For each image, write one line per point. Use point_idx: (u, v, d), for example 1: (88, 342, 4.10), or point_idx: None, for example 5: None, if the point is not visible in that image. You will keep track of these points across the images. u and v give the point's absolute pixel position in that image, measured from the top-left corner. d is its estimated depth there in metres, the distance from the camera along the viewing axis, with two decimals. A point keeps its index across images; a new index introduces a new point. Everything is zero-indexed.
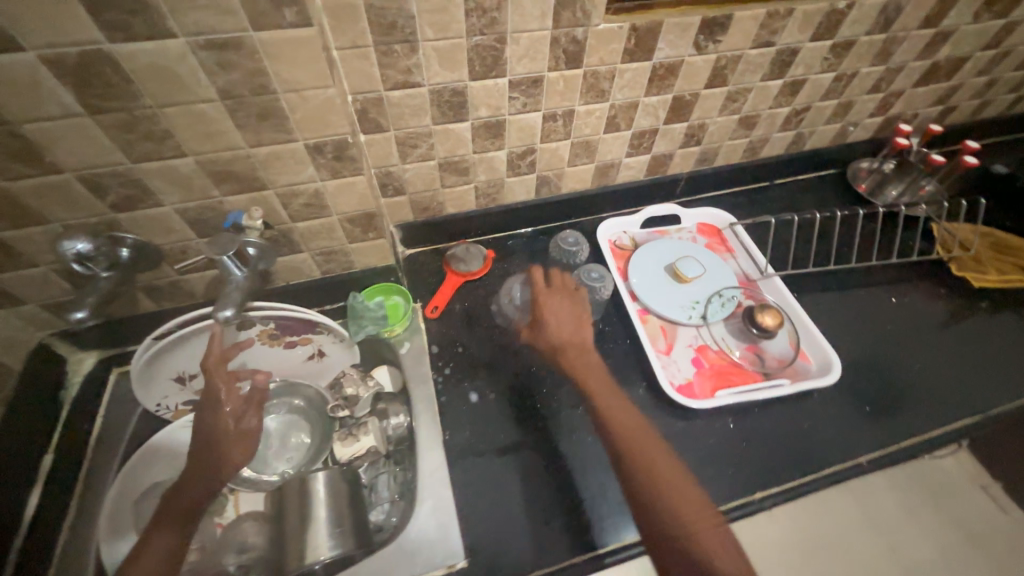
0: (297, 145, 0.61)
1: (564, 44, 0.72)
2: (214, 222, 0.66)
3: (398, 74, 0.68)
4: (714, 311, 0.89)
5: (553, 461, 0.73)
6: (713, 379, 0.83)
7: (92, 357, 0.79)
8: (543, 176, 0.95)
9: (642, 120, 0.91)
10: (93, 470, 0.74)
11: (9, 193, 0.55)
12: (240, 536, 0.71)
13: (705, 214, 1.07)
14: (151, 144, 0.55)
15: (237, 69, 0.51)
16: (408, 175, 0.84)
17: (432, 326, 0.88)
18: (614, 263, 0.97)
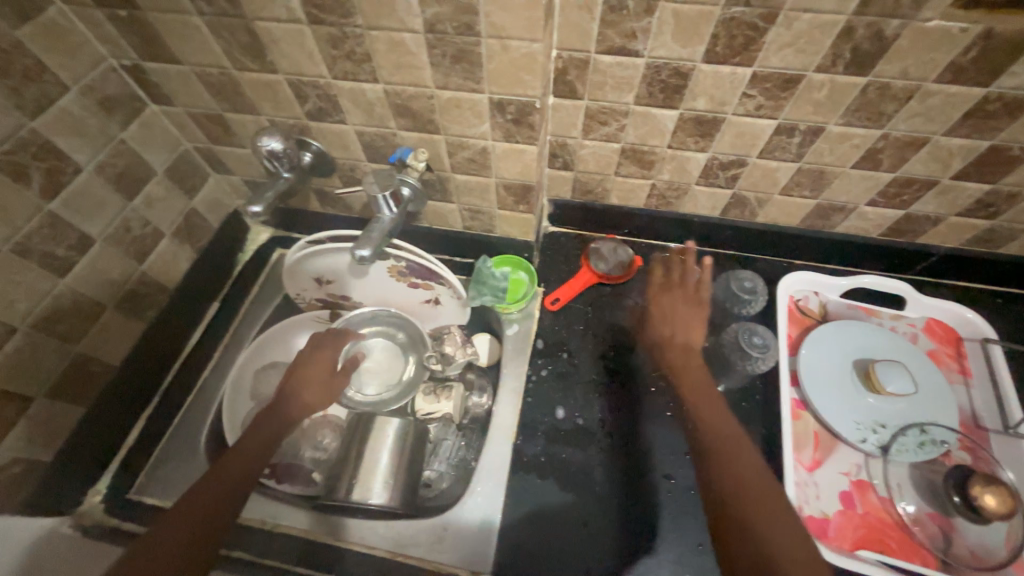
0: (482, 98, 0.54)
1: (859, 39, 0.51)
2: (384, 151, 0.66)
3: (618, 37, 0.56)
4: (904, 447, 0.65)
5: (618, 523, 0.63)
6: (861, 532, 0.62)
7: (267, 233, 0.90)
8: (740, 195, 0.76)
9: (919, 165, 0.64)
10: (237, 333, 0.83)
11: (237, 81, 0.60)
12: (319, 434, 0.78)
13: (947, 310, 0.77)
14: (351, 64, 0.54)
15: (449, 2, 0.45)
16: (583, 152, 0.74)
17: (546, 318, 0.81)
18: (784, 329, 0.77)
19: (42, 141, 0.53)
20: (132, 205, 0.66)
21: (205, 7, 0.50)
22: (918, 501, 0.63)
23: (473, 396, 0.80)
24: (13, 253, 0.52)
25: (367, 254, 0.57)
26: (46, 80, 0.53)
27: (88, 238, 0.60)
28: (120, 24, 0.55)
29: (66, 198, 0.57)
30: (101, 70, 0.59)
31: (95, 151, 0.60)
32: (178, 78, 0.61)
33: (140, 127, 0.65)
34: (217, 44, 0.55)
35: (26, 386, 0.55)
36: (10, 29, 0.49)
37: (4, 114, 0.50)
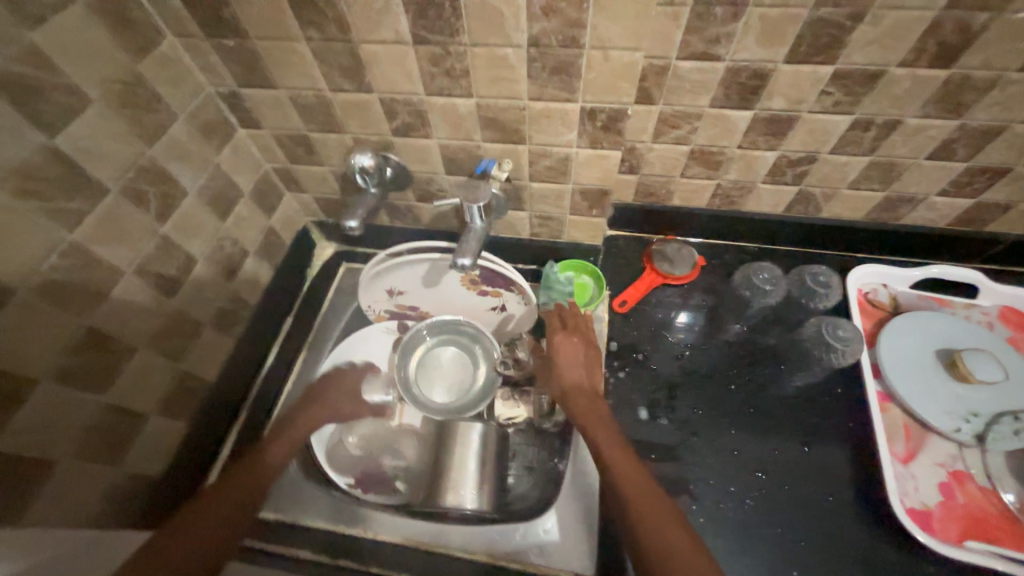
0: (574, 107, 0.56)
1: (947, 32, 0.52)
2: (464, 164, 0.68)
3: (701, 43, 0.58)
4: (998, 435, 0.65)
5: (716, 521, 0.64)
6: (964, 523, 0.62)
7: (331, 248, 0.92)
8: (807, 191, 0.77)
9: (995, 154, 0.65)
10: (313, 348, 0.84)
11: (329, 102, 0.62)
12: (398, 442, 0.79)
13: (1023, 298, 0.76)
14: (448, 80, 0.56)
15: (558, 17, 0.47)
16: (651, 155, 0.75)
17: (615, 320, 0.82)
18: (859, 323, 0.77)
19: (158, 168, 0.56)
20: (224, 226, 0.68)
21: (314, 34, 0.53)
22: (1018, 488, 0.63)
23: (548, 397, 0.77)
24: (134, 274, 0.55)
25: (469, 263, 0.60)
26: (160, 109, 0.56)
27: (191, 258, 0.63)
28: (224, 54, 0.58)
29: (175, 222, 0.60)
30: (201, 97, 0.62)
31: (196, 175, 0.62)
32: (269, 101, 0.63)
33: (230, 151, 0.68)
34: (318, 68, 0.57)
35: (143, 402, 0.58)
36: (133, 62, 0.52)
37: (129, 143, 0.53)
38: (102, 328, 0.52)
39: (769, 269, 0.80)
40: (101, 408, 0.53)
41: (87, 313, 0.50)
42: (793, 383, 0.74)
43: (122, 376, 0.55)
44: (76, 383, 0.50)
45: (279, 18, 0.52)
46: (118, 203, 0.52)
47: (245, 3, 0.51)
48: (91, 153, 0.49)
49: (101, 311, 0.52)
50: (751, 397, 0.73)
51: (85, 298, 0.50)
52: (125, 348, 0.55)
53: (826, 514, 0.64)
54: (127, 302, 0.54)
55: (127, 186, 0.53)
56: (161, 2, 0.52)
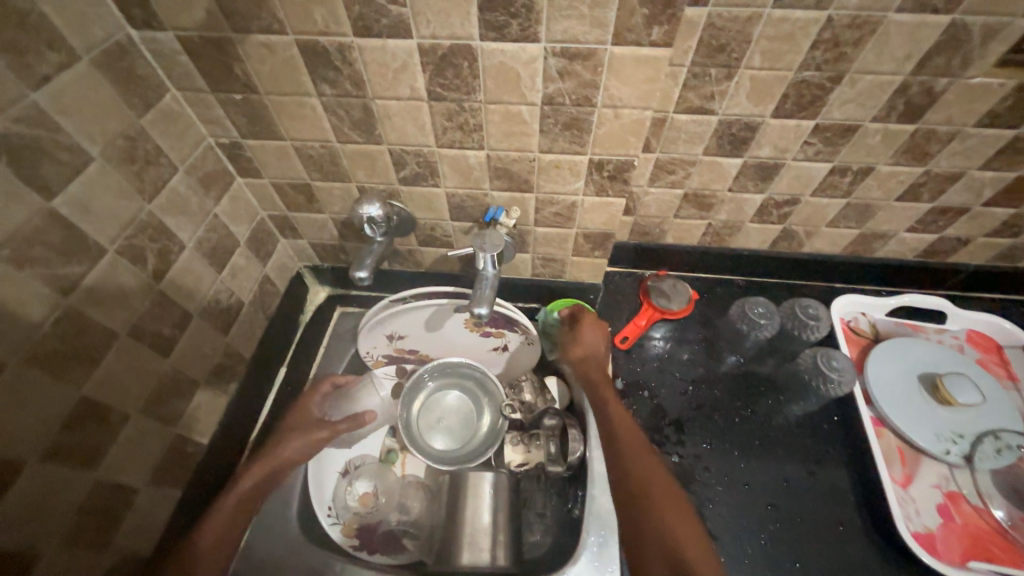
0: (583, 158, 0.58)
1: (912, 94, 0.58)
2: (471, 210, 0.68)
3: (697, 99, 0.62)
4: (985, 454, 0.69)
5: (737, 559, 0.65)
6: (967, 543, 0.65)
7: (325, 292, 0.90)
8: (791, 230, 0.82)
9: (955, 195, 0.72)
10: None
11: (336, 152, 0.61)
12: (404, 497, 0.76)
13: (986, 322, 0.83)
14: (461, 134, 0.57)
15: (573, 79, 0.49)
16: (647, 198, 0.78)
17: (618, 357, 0.83)
18: (847, 351, 0.81)
19: (157, 223, 0.54)
20: (220, 278, 0.66)
21: (328, 89, 0.53)
22: (1007, 505, 0.67)
23: (557, 441, 0.74)
24: (130, 336, 0.52)
25: (486, 312, 0.60)
26: (161, 163, 0.55)
27: (187, 314, 0.60)
28: (230, 106, 0.57)
29: (172, 277, 0.57)
30: (201, 148, 0.60)
31: (195, 228, 0.60)
32: (274, 152, 0.62)
33: (229, 200, 0.66)
34: (328, 121, 0.57)
35: (134, 473, 0.54)
36: (136, 117, 0.51)
37: (129, 199, 0.51)
38: (96, 398, 0.49)
39: (765, 303, 0.82)
40: (92, 485, 0.49)
41: (80, 383, 0.47)
42: (792, 412, 0.77)
43: (115, 445, 0.52)
44: (68, 460, 0.47)
45: (292, 74, 0.52)
46: (116, 263, 0.50)
47: (257, 60, 0.51)
48: (90, 212, 0.47)
49: (94, 379, 0.49)
50: (756, 429, 0.75)
51: (80, 368, 0.47)
52: (119, 418, 0.52)
53: (839, 544, 0.66)
54: (121, 366, 0.51)
55: (126, 244, 0.51)
56: (167, 57, 0.52)
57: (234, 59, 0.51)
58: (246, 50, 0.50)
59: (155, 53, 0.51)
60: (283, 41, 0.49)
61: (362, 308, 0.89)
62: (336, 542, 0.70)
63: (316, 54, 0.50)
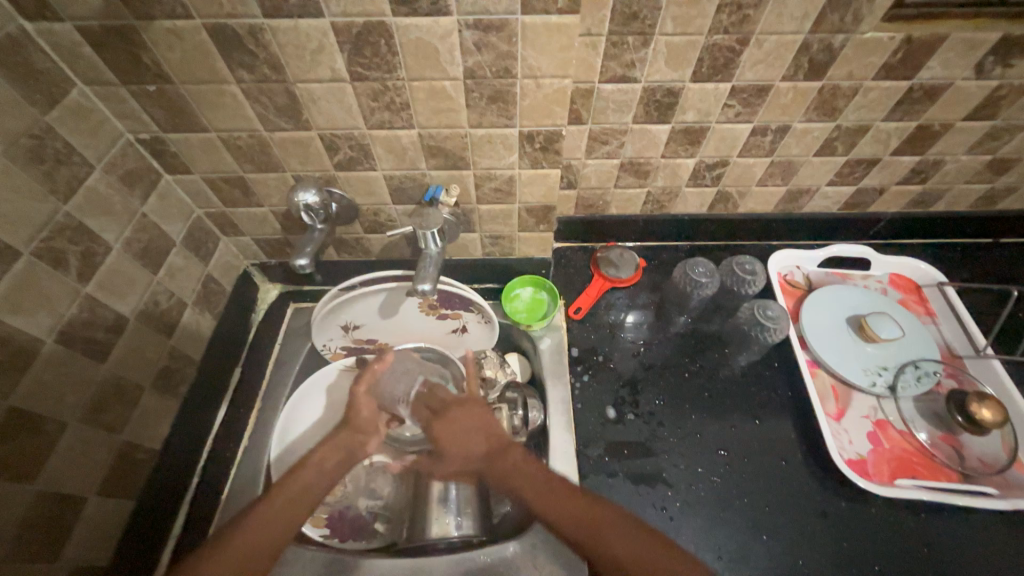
0: (513, 131, 0.59)
1: (814, 52, 0.62)
2: (411, 192, 0.69)
3: (619, 67, 0.64)
4: (905, 383, 0.75)
5: (694, 499, 0.69)
6: (894, 464, 0.71)
7: (276, 289, 0.89)
8: (724, 191, 0.86)
9: (866, 146, 0.77)
10: (268, 397, 0.79)
11: (265, 141, 0.61)
12: (373, 482, 0.76)
13: (906, 265, 0.89)
14: (389, 113, 0.57)
15: (490, 51, 0.51)
16: (586, 171, 0.80)
17: (573, 327, 0.85)
18: (783, 303, 0.86)
19: (76, 224, 0.53)
20: (157, 278, 0.64)
21: (245, 75, 0.53)
22: (927, 426, 0.73)
23: (518, 412, 0.75)
24: (58, 342, 0.51)
25: (430, 288, 0.62)
26: (75, 162, 0.53)
27: (122, 316, 0.59)
28: (145, 99, 0.55)
29: (100, 279, 0.56)
30: (120, 145, 0.58)
31: (121, 228, 0.59)
32: (200, 145, 0.61)
33: (157, 199, 0.64)
34: (252, 108, 0.56)
35: (79, 482, 0.53)
36: (40, 114, 0.49)
37: (41, 201, 0.49)
38: (27, 408, 0.48)
39: (705, 263, 0.86)
40: (33, 496, 0.48)
41: (6, 392, 0.46)
42: (737, 362, 0.82)
43: (54, 454, 0.51)
44: (1, 474, 0.45)
45: (205, 62, 0.51)
46: (34, 266, 0.49)
47: (166, 48, 0.50)
48: None
49: (21, 389, 0.47)
50: (704, 382, 0.80)
51: (4, 377, 0.46)
52: (55, 426, 0.51)
53: (782, 478, 0.71)
54: (51, 373, 0.50)
55: (42, 247, 0.49)
56: (68, 50, 0.50)
57: (141, 48, 0.50)
58: (152, 38, 0.49)
59: (54, 46, 0.49)
60: (191, 27, 0.48)
61: (315, 302, 0.88)
62: (304, 534, 0.68)
63: (228, 39, 0.49)
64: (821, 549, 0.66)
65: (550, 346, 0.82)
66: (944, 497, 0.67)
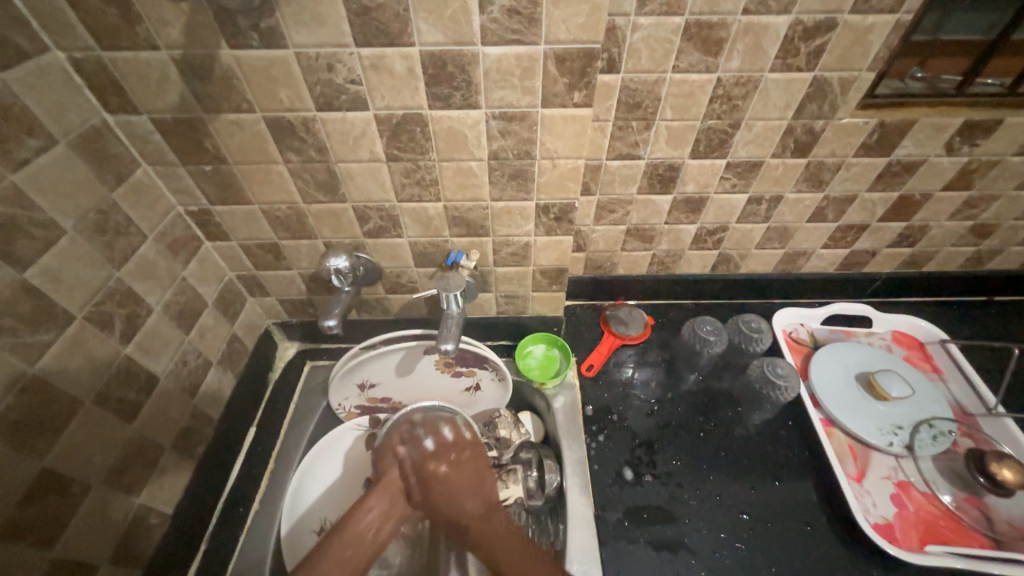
0: (531, 204, 0.65)
1: (798, 134, 0.70)
2: (433, 257, 0.73)
3: (625, 147, 0.71)
4: (923, 442, 0.74)
5: (720, 570, 0.66)
6: (921, 529, 0.69)
7: (294, 348, 0.91)
8: (725, 254, 0.91)
9: (854, 214, 0.83)
10: (280, 460, 0.79)
11: (303, 212, 0.66)
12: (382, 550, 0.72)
13: (907, 323, 0.92)
14: (419, 188, 0.63)
15: (513, 136, 0.57)
16: (595, 236, 0.86)
17: (585, 385, 0.86)
18: (791, 360, 0.88)
19: (126, 288, 0.56)
20: (188, 339, 0.67)
21: (293, 157, 0.59)
22: (951, 488, 0.72)
23: (534, 474, 0.76)
24: (94, 403, 0.53)
25: (452, 347, 0.64)
26: (131, 233, 0.58)
27: (154, 376, 0.61)
28: (200, 177, 0.61)
29: (139, 341, 0.59)
30: (171, 216, 0.63)
31: (163, 291, 0.62)
32: (242, 216, 0.66)
33: (197, 264, 0.68)
34: (294, 184, 0.62)
35: (94, 550, 0.52)
36: (108, 191, 0.55)
37: (98, 268, 0.53)
38: (58, 469, 0.48)
39: (711, 321, 0.89)
40: (49, 564, 0.47)
41: (42, 452, 0.47)
42: (752, 421, 0.82)
43: (76, 518, 0.50)
44: (24, 539, 0.45)
45: (260, 146, 0.58)
46: (83, 329, 0.51)
47: (227, 135, 0.56)
48: (60, 282, 0.49)
49: (56, 450, 0.48)
50: (721, 441, 0.79)
51: (44, 439, 0.47)
52: (80, 488, 0.51)
53: (808, 544, 0.69)
54: (85, 434, 0.51)
55: (93, 311, 0.53)
56: (140, 137, 0.56)
57: (205, 135, 0.56)
58: (216, 128, 0.56)
59: (129, 134, 0.56)
60: (252, 119, 0.55)
61: (332, 360, 0.90)
62: None
63: (282, 128, 0.56)
64: None
65: (565, 404, 0.83)
66: (979, 565, 0.64)
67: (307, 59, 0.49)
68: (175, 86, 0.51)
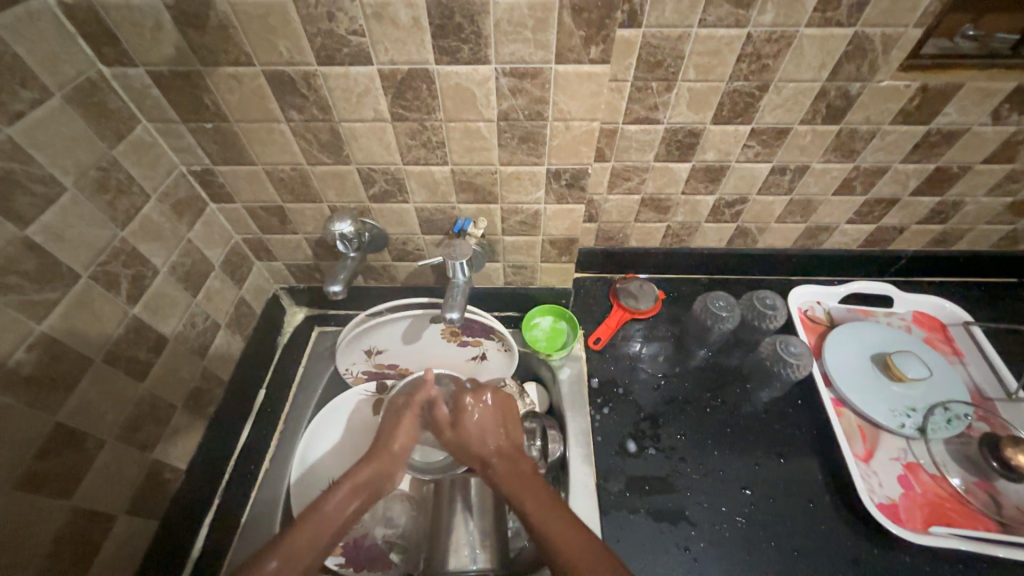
0: (541, 169, 0.62)
1: (832, 98, 0.65)
2: (440, 223, 0.71)
3: (643, 110, 0.67)
4: (936, 425, 0.73)
5: (719, 542, 0.67)
6: (927, 510, 0.68)
7: (302, 313, 0.91)
8: (743, 227, 0.87)
9: (884, 187, 0.78)
10: (289, 421, 0.81)
11: (306, 174, 0.64)
12: (388, 509, 0.75)
13: (930, 304, 0.88)
14: (425, 151, 0.60)
15: (524, 95, 0.54)
16: (607, 206, 0.83)
17: (592, 358, 0.85)
18: (805, 338, 0.85)
19: (131, 249, 0.56)
20: (196, 301, 0.67)
21: (295, 115, 0.57)
22: (961, 472, 0.71)
23: (537, 443, 0.77)
24: (104, 362, 0.53)
25: (457, 316, 0.63)
26: (134, 192, 0.57)
27: (163, 337, 0.61)
28: (201, 135, 0.59)
29: (146, 301, 0.59)
30: (173, 176, 0.62)
31: (169, 253, 0.62)
32: (245, 177, 0.65)
33: (202, 226, 0.68)
34: (297, 145, 0.60)
35: (111, 501, 0.54)
36: (108, 148, 0.53)
37: (101, 227, 0.53)
38: (72, 425, 0.50)
39: (725, 297, 0.85)
40: (68, 513, 0.49)
41: (55, 408, 0.48)
42: (760, 398, 0.81)
43: (93, 471, 0.52)
44: (43, 489, 0.47)
45: (260, 103, 0.55)
46: (90, 288, 0.51)
47: (227, 91, 0.54)
48: (64, 240, 0.49)
49: (70, 406, 0.49)
50: (727, 417, 0.79)
51: (56, 395, 0.48)
52: (94, 443, 0.52)
53: (809, 520, 0.69)
54: (97, 391, 0.52)
55: (99, 271, 0.53)
56: (138, 91, 0.54)
57: (204, 90, 0.54)
58: (215, 83, 0.53)
59: (127, 88, 0.54)
60: (251, 73, 0.52)
61: (340, 326, 0.90)
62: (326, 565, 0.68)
63: (283, 83, 0.53)
64: None
65: (570, 376, 0.83)
66: (983, 547, 0.64)
67: (307, 7, 0.46)
68: (170, 36, 0.49)
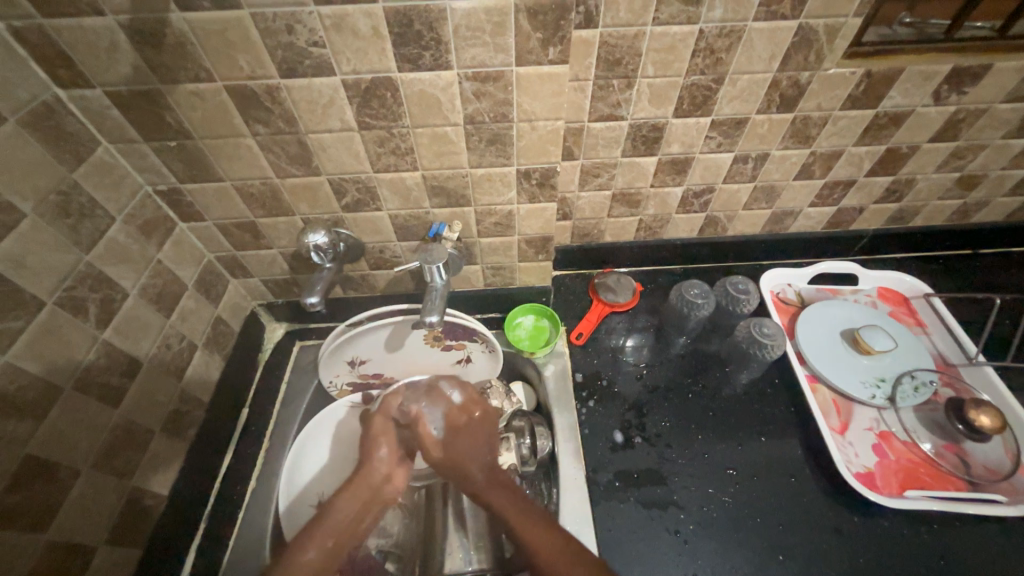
0: (511, 170, 0.63)
1: (784, 87, 0.68)
2: (415, 229, 0.72)
3: (607, 107, 0.69)
4: (904, 394, 0.76)
5: (708, 523, 0.69)
6: (901, 476, 0.71)
7: (282, 328, 0.90)
8: (713, 216, 0.90)
9: (841, 169, 0.82)
10: (275, 438, 0.80)
11: (277, 188, 0.64)
12: (380, 519, 0.74)
13: (893, 279, 0.92)
14: (395, 158, 0.61)
15: (488, 98, 0.55)
16: (580, 203, 0.85)
17: (576, 353, 0.87)
18: (778, 320, 0.88)
19: (97, 273, 0.55)
20: (170, 322, 0.66)
21: (261, 129, 0.57)
22: (931, 437, 0.74)
23: (526, 441, 0.77)
24: (75, 389, 0.52)
25: (437, 319, 0.64)
26: (98, 215, 0.56)
27: (136, 360, 0.60)
28: (165, 153, 0.59)
29: (116, 325, 0.58)
30: (139, 197, 0.61)
31: (138, 274, 0.61)
32: (214, 193, 0.64)
33: (172, 246, 0.67)
34: (265, 158, 0.60)
35: (90, 531, 0.53)
36: (67, 171, 0.52)
37: (64, 252, 0.52)
38: (44, 456, 0.48)
39: (700, 285, 0.88)
40: (44, 547, 0.48)
41: (25, 439, 0.47)
42: (739, 380, 0.83)
43: (68, 502, 0.51)
44: (16, 524, 0.45)
45: (224, 118, 0.55)
46: (56, 315, 0.50)
47: (189, 108, 0.54)
48: (25, 267, 0.47)
49: (40, 436, 0.48)
50: (709, 401, 0.81)
51: (25, 426, 0.47)
52: (68, 474, 0.51)
53: (792, 494, 0.71)
54: (69, 420, 0.51)
55: (65, 297, 0.51)
56: (97, 113, 0.54)
57: (164, 109, 0.54)
58: (176, 100, 0.53)
59: (84, 110, 0.53)
60: (212, 89, 0.52)
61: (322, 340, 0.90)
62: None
63: (245, 97, 0.53)
64: (838, 567, 0.65)
65: (554, 372, 0.84)
66: (955, 506, 0.67)
67: (265, 21, 0.47)
68: (127, 55, 0.49)
